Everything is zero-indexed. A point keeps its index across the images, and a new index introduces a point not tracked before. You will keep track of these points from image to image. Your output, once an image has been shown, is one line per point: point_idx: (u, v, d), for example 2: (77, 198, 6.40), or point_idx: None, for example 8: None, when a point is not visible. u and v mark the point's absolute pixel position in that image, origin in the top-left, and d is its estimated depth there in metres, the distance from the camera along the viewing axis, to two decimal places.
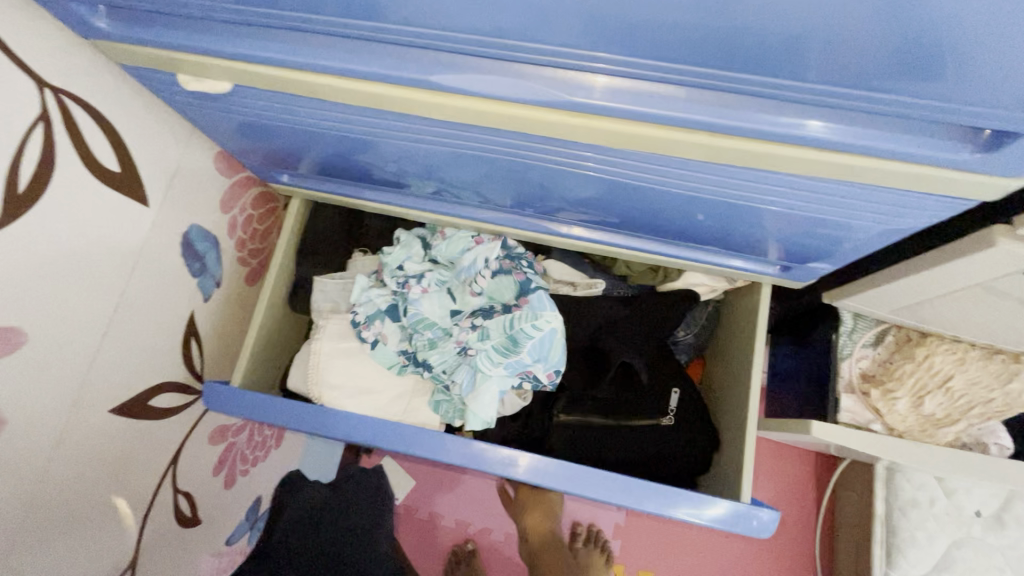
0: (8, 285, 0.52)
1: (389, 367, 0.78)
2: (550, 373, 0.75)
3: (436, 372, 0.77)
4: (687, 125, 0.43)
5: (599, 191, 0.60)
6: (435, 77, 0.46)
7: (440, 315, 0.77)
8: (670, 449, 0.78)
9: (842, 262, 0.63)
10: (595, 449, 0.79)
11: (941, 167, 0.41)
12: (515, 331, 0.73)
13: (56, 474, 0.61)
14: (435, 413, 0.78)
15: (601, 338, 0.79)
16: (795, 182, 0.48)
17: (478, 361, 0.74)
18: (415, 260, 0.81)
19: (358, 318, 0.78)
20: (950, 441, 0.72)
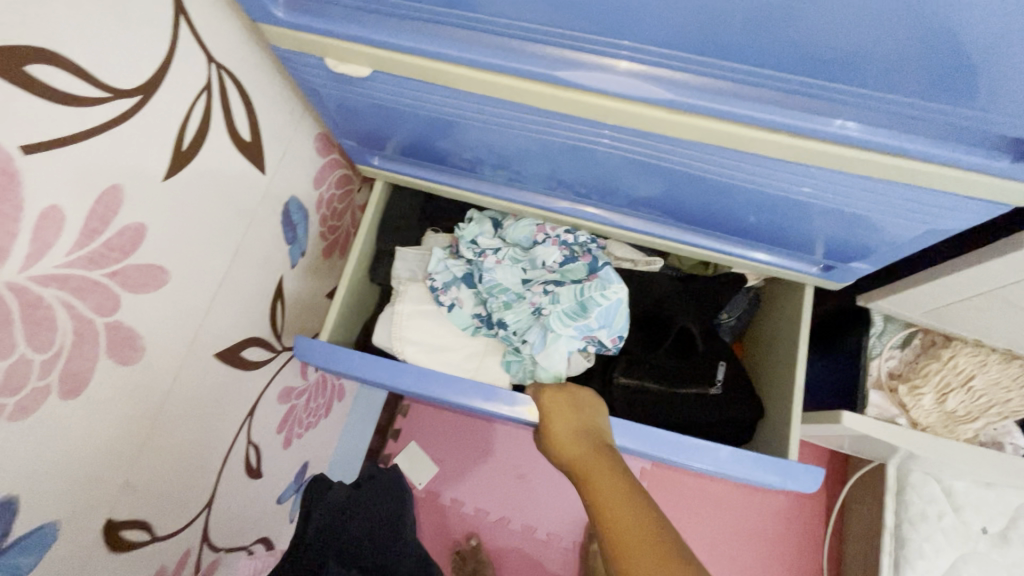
0: (164, 229, 0.59)
1: (464, 328, 0.85)
2: (614, 338, 0.81)
3: (509, 332, 0.82)
4: (770, 126, 0.51)
5: (667, 185, 0.68)
6: (557, 72, 0.53)
7: (513, 282, 0.83)
8: (714, 419, 0.83)
9: (881, 264, 0.71)
10: (649, 408, 0.84)
11: (979, 172, 0.49)
12: (584, 298, 0.79)
13: (169, 405, 0.68)
14: (506, 371, 0.84)
15: (659, 311, 0.87)
16: (848, 182, 0.55)
17: (550, 321, 0.79)
18: (487, 235, 0.87)
19: (436, 284, 0.85)
20: (968, 438, 0.79)
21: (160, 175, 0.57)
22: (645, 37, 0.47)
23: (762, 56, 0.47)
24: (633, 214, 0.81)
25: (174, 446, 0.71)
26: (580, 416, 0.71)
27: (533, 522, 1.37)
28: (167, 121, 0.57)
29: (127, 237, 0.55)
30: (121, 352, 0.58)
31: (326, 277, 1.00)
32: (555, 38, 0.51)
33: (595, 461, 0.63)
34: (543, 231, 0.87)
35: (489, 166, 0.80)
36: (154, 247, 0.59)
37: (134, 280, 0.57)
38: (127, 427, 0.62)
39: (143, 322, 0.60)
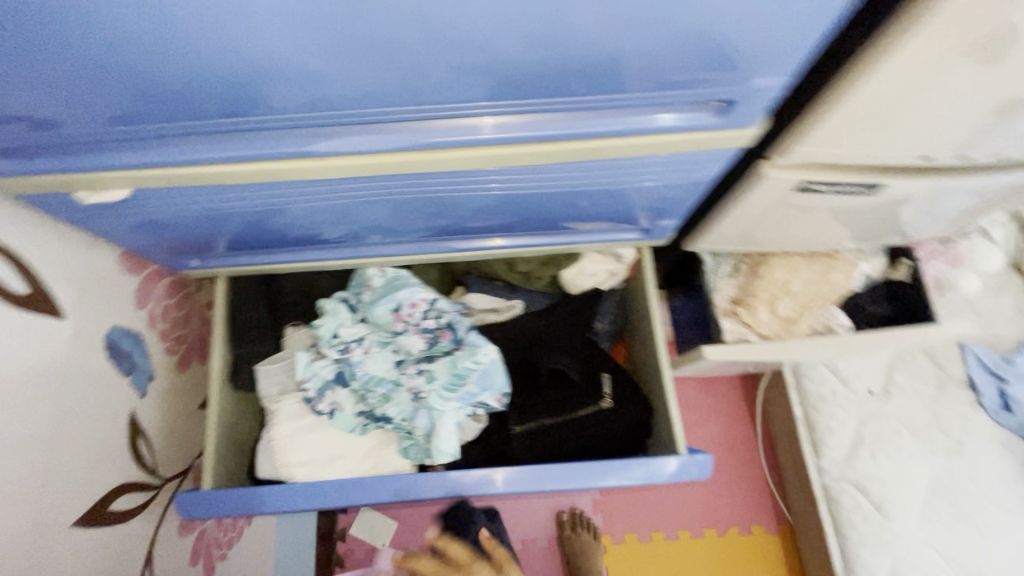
0: None
1: (352, 431, 0.84)
2: (499, 397, 0.84)
3: (397, 422, 0.83)
4: (521, 140, 0.56)
5: (471, 206, 0.72)
6: (312, 147, 0.55)
7: (386, 369, 0.84)
8: (608, 429, 0.90)
9: (683, 215, 0.78)
10: (553, 446, 0.88)
11: (687, 131, 0.56)
12: (458, 367, 0.81)
13: None
14: (404, 458, 0.84)
15: (527, 351, 0.90)
16: (602, 165, 0.62)
17: (432, 399, 0.81)
18: (346, 324, 0.87)
19: (310, 395, 0.84)
20: (807, 331, 0.89)
21: None
22: (372, 95, 0.50)
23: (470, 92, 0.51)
24: (469, 235, 0.83)
25: None
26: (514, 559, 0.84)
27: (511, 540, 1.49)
28: None
29: None
30: None
31: (191, 389, 0.95)
32: (296, 119, 0.52)
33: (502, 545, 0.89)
34: (401, 319, 0.84)
35: (313, 235, 0.79)
36: None
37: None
38: None
39: None
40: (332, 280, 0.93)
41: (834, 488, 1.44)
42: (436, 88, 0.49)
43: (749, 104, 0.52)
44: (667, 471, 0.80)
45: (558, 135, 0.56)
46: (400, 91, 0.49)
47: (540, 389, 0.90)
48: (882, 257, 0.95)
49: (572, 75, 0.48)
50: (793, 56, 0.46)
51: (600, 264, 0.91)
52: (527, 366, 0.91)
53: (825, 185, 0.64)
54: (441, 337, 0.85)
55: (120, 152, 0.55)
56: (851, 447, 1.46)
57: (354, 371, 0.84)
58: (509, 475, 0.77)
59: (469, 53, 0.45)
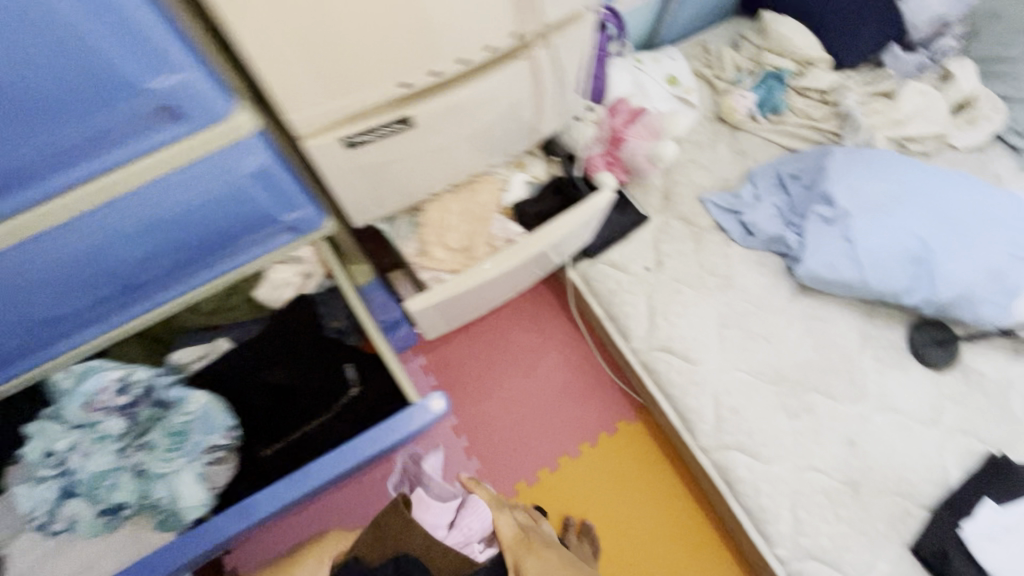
0: None
1: (97, 530, 0.84)
2: (230, 433, 0.86)
3: (137, 502, 0.84)
4: (40, 200, 0.63)
5: (92, 275, 0.76)
6: None
7: (106, 463, 0.82)
8: (364, 410, 0.95)
9: (305, 198, 0.84)
10: (315, 448, 0.92)
11: (188, 132, 0.65)
12: (174, 427, 0.83)
13: None
14: (164, 532, 0.85)
15: (254, 378, 0.93)
16: (156, 188, 0.69)
17: (156, 466, 0.82)
18: (51, 439, 0.83)
19: (42, 519, 0.82)
20: (489, 250, 1.00)
21: None
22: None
23: None
24: (134, 303, 0.85)
25: None
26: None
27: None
28: None
29: None
30: None
31: None
32: None
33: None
34: (94, 407, 0.83)
35: None
36: None
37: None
38: None
39: None
40: (30, 403, 0.90)
41: (649, 359, 1.62)
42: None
43: (195, 99, 0.63)
44: (408, 424, 0.89)
45: (70, 183, 0.64)
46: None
47: (281, 406, 0.93)
48: (541, 162, 1.11)
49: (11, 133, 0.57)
50: (171, 47, 0.58)
51: (288, 270, 0.96)
52: (264, 392, 0.93)
53: (363, 134, 0.73)
54: (144, 406, 0.86)
55: None
56: (649, 321, 1.65)
57: (72, 479, 0.82)
58: (260, 494, 0.85)
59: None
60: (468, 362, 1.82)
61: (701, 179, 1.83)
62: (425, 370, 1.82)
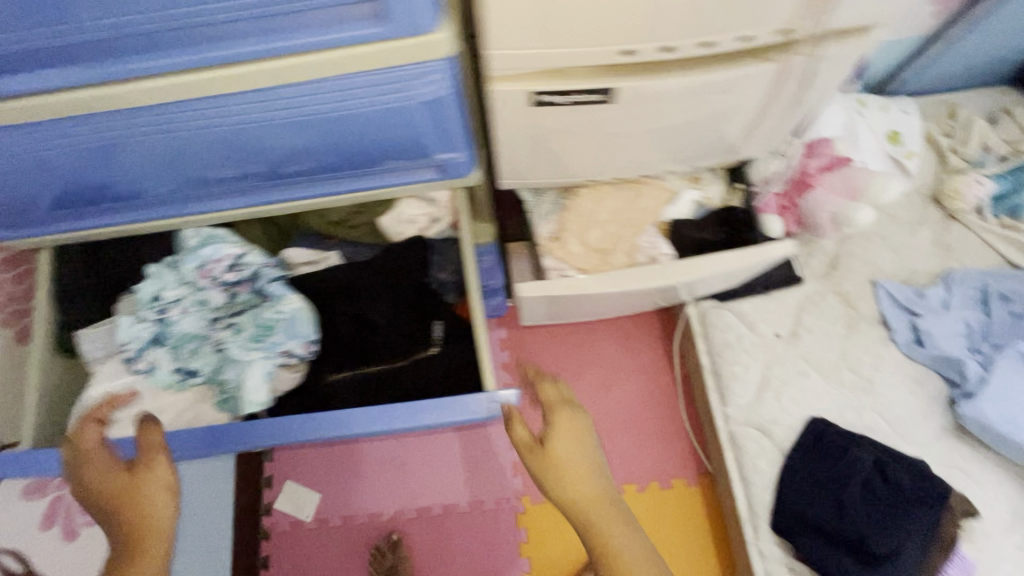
0: None
1: (168, 386, 0.88)
2: (308, 344, 0.86)
3: (209, 376, 0.88)
4: (227, 60, 0.62)
5: (261, 135, 0.73)
6: (44, 74, 0.62)
7: (199, 327, 0.88)
8: (436, 375, 0.90)
9: (465, 146, 0.78)
10: (372, 392, 0.89)
11: (400, 37, 0.60)
12: (264, 319, 0.85)
13: None
14: (222, 412, 0.87)
15: (354, 301, 0.91)
16: (338, 81, 0.65)
17: (235, 351, 0.85)
18: (171, 286, 0.89)
19: (129, 354, 0.87)
20: (627, 261, 0.87)
21: None
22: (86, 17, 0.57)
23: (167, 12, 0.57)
24: (276, 187, 0.86)
25: None
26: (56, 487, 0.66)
27: (420, 504, 1.56)
28: None
29: None
30: None
31: None
32: (33, 49, 0.59)
33: (134, 544, 0.61)
34: (207, 274, 0.86)
35: (125, 184, 0.80)
36: None
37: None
38: None
39: None
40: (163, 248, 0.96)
41: (738, 434, 1.42)
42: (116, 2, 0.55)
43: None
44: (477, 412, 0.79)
45: (271, 52, 0.61)
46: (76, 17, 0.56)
47: (360, 333, 0.91)
48: (719, 183, 0.96)
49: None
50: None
51: (418, 208, 0.90)
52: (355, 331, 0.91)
53: (556, 96, 0.63)
54: (250, 291, 0.89)
55: None
56: (756, 392, 1.44)
57: (168, 329, 0.88)
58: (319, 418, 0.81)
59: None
60: (546, 352, 1.65)
61: (884, 260, 1.51)
62: (502, 344, 1.67)
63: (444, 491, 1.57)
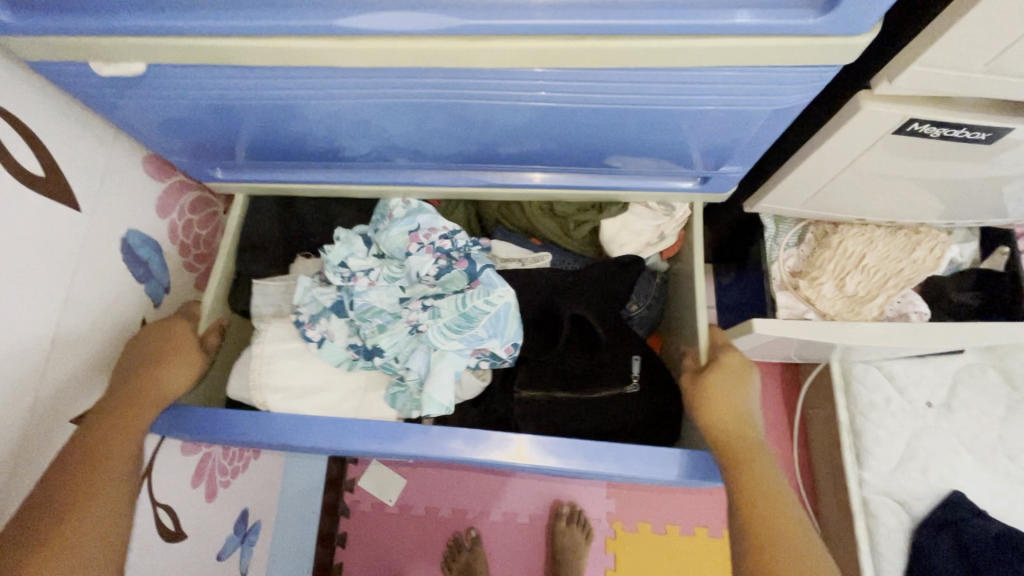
0: None
1: (337, 364, 0.76)
2: (506, 347, 0.75)
3: (389, 360, 0.75)
4: (581, 32, 0.46)
5: (536, 123, 0.62)
6: (343, 18, 0.46)
7: (388, 302, 0.76)
8: (627, 417, 0.80)
9: (749, 162, 0.69)
10: (560, 421, 0.79)
11: (813, 36, 0.46)
12: (466, 308, 0.72)
13: (23, 467, 0.60)
14: (391, 406, 0.75)
15: (551, 313, 0.80)
16: (687, 78, 0.52)
17: (432, 336, 0.73)
18: (358, 253, 0.77)
19: (302, 318, 0.75)
20: (875, 315, 0.78)
21: None
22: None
23: None
24: (489, 165, 0.75)
25: None
26: (167, 366, 0.66)
27: (506, 508, 1.42)
28: None
29: None
30: None
31: None
32: None
33: (83, 466, 0.57)
34: (416, 240, 0.75)
35: (352, 144, 0.70)
36: None
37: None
38: None
39: None
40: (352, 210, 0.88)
41: (874, 502, 1.31)
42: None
43: None
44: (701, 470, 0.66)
45: (636, 31, 0.46)
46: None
47: (551, 348, 0.80)
48: (975, 243, 0.83)
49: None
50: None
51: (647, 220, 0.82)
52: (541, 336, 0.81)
53: (937, 125, 0.54)
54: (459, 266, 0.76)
55: (145, 13, 0.47)
56: (898, 461, 1.33)
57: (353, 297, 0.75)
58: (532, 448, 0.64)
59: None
60: None
61: None
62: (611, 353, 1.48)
63: (532, 500, 1.42)
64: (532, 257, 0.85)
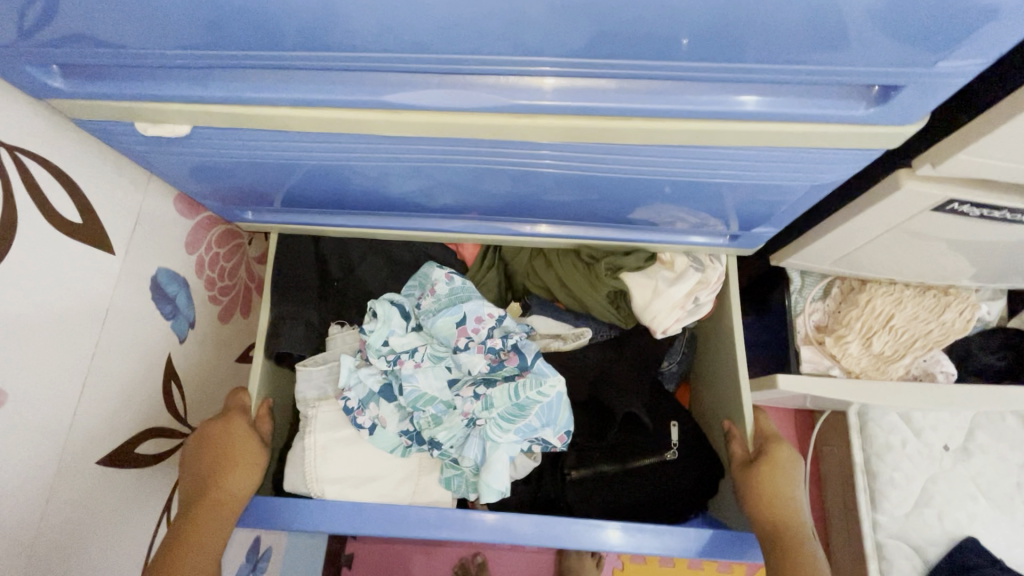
0: (14, 351, 0.55)
1: (392, 450, 0.78)
2: (561, 435, 0.76)
3: (444, 450, 0.77)
4: (622, 114, 0.47)
5: (570, 183, 0.62)
6: (389, 95, 0.47)
7: (438, 389, 0.77)
8: (679, 484, 0.81)
9: (780, 222, 0.69)
10: (602, 493, 0.81)
11: (854, 124, 0.46)
12: (519, 400, 0.74)
13: (52, 514, 0.60)
14: (447, 489, 0.78)
15: (599, 387, 0.82)
16: (725, 154, 0.52)
17: (488, 430, 0.74)
18: (399, 331, 0.78)
19: (351, 405, 0.77)
20: (901, 375, 0.78)
21: None
22: (499, 42, 0.40)
23: (598, 48, 0.40)
24: (515, 217, 0.76)
25: (75, 550, 0.63)
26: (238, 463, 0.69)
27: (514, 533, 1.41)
28: None
29: None
30: None
31: (231, 341, 0.92)
32: (387, 62, 0.43)
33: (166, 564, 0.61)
34: (464, 334, 0.77)
35: (385, 194, 0.71)
36: None
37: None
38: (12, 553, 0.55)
39: None
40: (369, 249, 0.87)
41: (887, 546, 1.29)
42: (605, 50, 0.40)
43: (913, 95, 0.42)
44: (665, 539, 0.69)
45: (679, 114, 0.47)
46: (501, 52, 0.41)
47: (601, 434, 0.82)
48: (1003, 301, 0.81)
49: (792, 48, 0.39)
50: (1013, 30, 0.35)
51: (684, 284, 0.78)
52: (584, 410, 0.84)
53: (979, 206, 0.54)
54: (508, 361, 0.77)
55: (196, 83, 0.48)
56: (913, 506, 1.31)
57: (402, 386, 0.76)
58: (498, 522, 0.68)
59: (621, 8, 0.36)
60: None
61: None
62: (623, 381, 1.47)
63: None
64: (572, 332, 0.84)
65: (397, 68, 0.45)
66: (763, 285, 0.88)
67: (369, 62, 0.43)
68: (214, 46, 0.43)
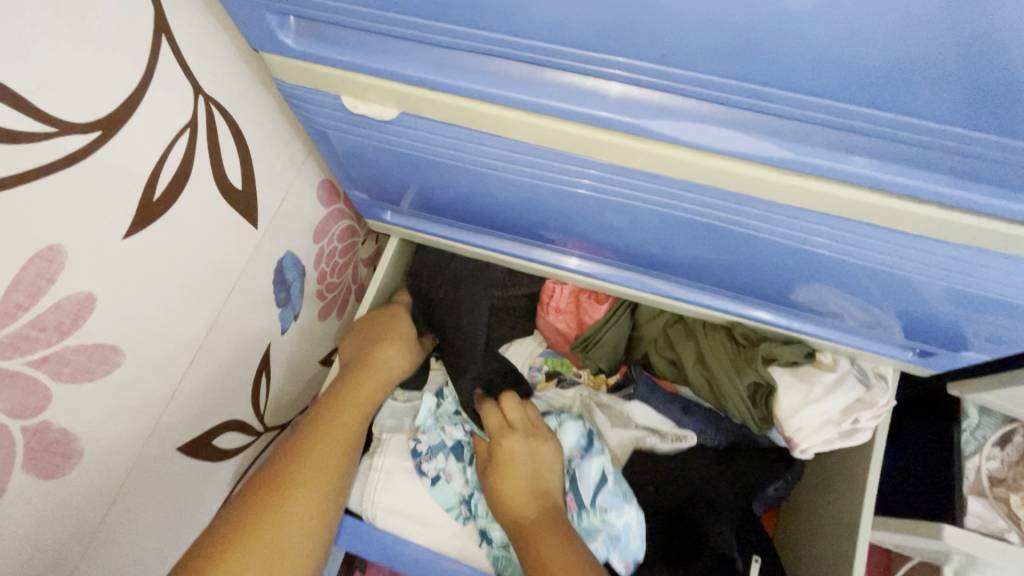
0: (145, 309, 0.49)
1: (447, 509, 0.69)
2: (627, 564, 0.63)
3: (501, 529, 0.66)
4: (920, 195, 0.39)
5: (778, 257, 0.54)
6: (645, 120, 0.41)
7: None
8: None
9: (996, 352, 0.59)
10: None
11: None
12: (594, 506, 0.64)
13: (119, 498, 0.53)
14: (489, 567, 0.67)
15: (694, 505, 0.69)
16: (1007, 266, 0.44)
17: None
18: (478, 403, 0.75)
19: (420, 448, 0.70)
20: None
21: (150, 217, 0.47)
22: (820, 53, 0.33)
23: (955, 107, 0.34)
24: (667, 277, 0.67)
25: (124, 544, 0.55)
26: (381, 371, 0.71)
27: None
28: (133, 174, 0.44)
29: (65, 317, 0.42)
30: (46, 463, 0.44)
31: (321, 340, 0.86)
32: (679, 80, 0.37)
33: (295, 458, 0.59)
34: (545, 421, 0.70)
35: (546, 228, 0.64)
36: (111, 320, 0.46)
37: (38, 394, 0.42)
38: (67, 535, 0.48)
39: (89, 415, 0.46)
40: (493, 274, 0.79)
41: None
42: (874, 91, 0.34)
43: None
44: None
45: (992, 212, 0.39)
46: (809, 76, 0.35)
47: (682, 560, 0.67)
48: None
49: None
50: None
51: (846, 396, 0.68)
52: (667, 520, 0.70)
53: None
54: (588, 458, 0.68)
55: (431, 67, 0.43)
56: None
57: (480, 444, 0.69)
58: None
59: (999, 56, 0.31)
60: None
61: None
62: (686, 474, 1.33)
63: None
64: (673, 432, 0.73)
65: (677, 90, 0.38)
66: (916, 413, 0.77)
67: (656, 76, 0.38)
68: (486, 26, 0.38)
